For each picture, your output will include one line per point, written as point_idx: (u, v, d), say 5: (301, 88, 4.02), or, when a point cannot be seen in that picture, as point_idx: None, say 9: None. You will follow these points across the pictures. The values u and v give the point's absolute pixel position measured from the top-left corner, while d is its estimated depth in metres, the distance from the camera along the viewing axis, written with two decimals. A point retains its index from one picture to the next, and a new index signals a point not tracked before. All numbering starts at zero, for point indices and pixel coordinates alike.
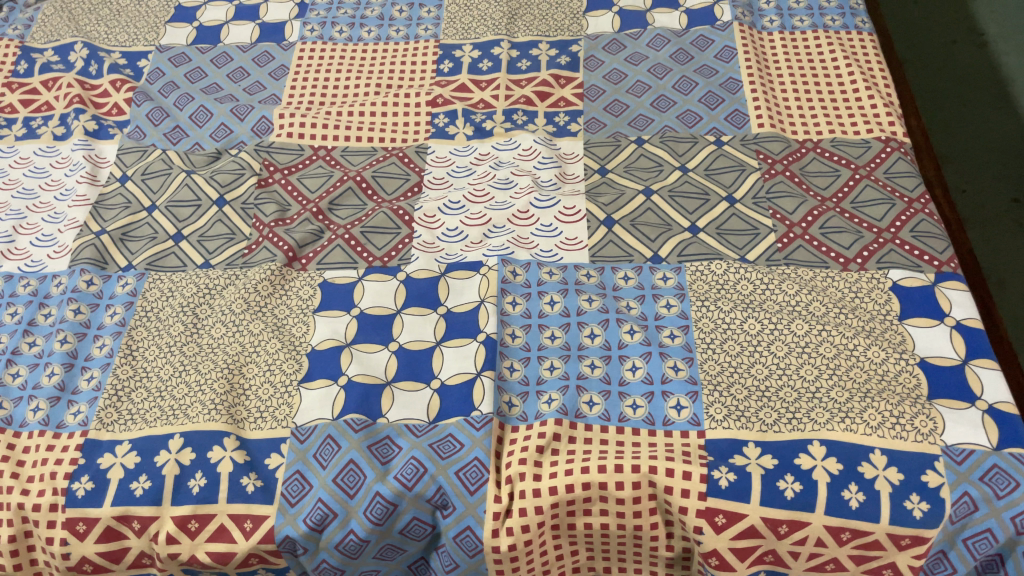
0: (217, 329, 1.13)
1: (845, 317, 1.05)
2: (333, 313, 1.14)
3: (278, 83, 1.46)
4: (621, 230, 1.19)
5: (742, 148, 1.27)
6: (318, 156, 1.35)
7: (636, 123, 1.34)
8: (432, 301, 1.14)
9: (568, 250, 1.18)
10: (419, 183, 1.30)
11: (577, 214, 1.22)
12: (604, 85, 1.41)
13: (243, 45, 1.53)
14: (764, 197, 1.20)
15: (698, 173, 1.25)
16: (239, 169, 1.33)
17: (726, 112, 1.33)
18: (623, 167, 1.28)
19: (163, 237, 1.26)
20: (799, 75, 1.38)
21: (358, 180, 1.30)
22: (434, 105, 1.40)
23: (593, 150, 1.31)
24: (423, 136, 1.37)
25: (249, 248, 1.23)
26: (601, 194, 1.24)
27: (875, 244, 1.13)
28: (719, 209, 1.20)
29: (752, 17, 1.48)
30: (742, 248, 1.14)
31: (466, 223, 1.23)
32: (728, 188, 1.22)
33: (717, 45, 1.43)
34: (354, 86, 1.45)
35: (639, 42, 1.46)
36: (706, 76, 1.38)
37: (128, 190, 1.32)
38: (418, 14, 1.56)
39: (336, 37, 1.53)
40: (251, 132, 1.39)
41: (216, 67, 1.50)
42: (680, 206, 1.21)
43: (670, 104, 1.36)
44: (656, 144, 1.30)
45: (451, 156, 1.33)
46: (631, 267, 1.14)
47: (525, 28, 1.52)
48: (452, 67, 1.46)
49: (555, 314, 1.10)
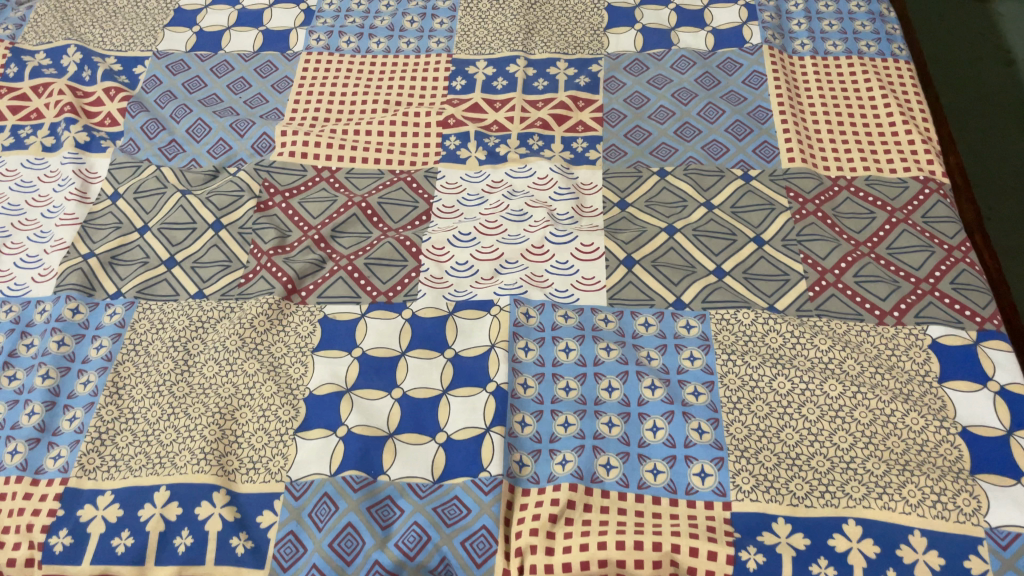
0: (209, 368, 1.06)
1: (881, 378, 0.99)
2: (334, 353, 1.07)
3: (281, 97, 1.38)
4: (642, 271, 1.12)
5: (771, 185, 1.20)
6: (321, 178, 1.28)
7: (658, 152, 1.27)
8: (439, 343, 1.07)
9: (585, 291, 1.11)
10: (428, 212, 1.22)
11: (594, 251, 1.14)
12: (624, 109, 1.33)
13: (245, 53, 1.46)
14: (795, 239, 1.13)
15: (724, 211, 1.18)
16: (237, 190, 1.25)
17: (755, 143, 1.26)
18: (644, 201, 1.20)
19: (155, 262, 1.18)
20: (832, 105, 1.31)
21: (363, 206, 1.23)
22: (445, 126, 1.32)
23: (612, 180, 1.24)
24: (432, 158, 1.29)
25: (247, 278, 1.16)
26: (621, 230, 1.16)
27: (913, 296, 1.07)
28: (746, 250, 1.13)
29: (782, 39, 1.41)
30: (770, 296, 1.07)
31: (476, 257, 1.16)
32: (756, 228, 1.15)
33: (745, 70, 1.36)
34: (361, 102, 1.37)
35: (662, 64, 1.39)
36: (733, 103, 1.31)
37: (119, 209, 1.25)
38: (429, 25, 1.48)
39: (343, 48, 1.45)
40: (250, 149, 1.31)
41: (216, 76, 1.43)
42: (705, 246, 1.13)
43: (695, 132, 1.28)
44: (679, 177, 1.22)
45: (462, 183, 1.26)
46: (652, 313, 1.07)
47: (542, 43, 1.44)
48: (464, 85, 1.38)
49: (570, 362, 1.03)
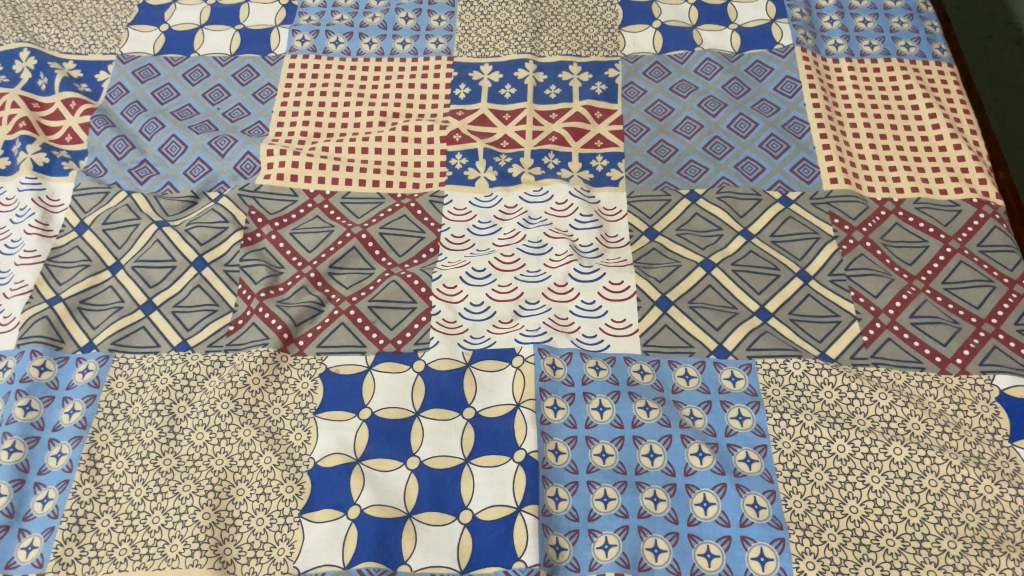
0: (198, 435, 0.94)
1: (949, 439, 0.90)
2: (339, 415, 0.95)
3: (265, 108, 1.25)
4: (678, 313, 1.01)
5: (813, 210, 1.10)
6: (314, 204, 1.15)
7: (687, 171, 1.15)
8: (457, 401, 0.96)
9: (616, 336, 1.00)
10: (436, 243, 1.11)
11: (624, 289, 1.03)
12: (646, 120, 1.21)
13: (221, 56, 1.31)
14: (843, 274, 1.03)
15: (763, 241, 1.07)
16: (220, 221, 1.12)
17: (792, 161, 1.15)
18: (675, 229, 1.09)
19: (130, 307, 1.06)
20: (872, 116, 1.20)
21: (363, 238, 1.11)
22: (450, 142, 1.20)
23: (638, 205, 1.13)
24: (437, 180, 1.17)
25: (235, 325, 1.03)
26: (652, 265, 1.06)
27: (976, 339, 0.97)
28: (791, 287, 1.03)
29: (814, 39, 1.29)
30: (821, 342, 0.98)
31: (493, 297, 1.05)
32: (800, 261, 1.05)
33: (777, 75, 1.24)
34: (354, 115, 1.24)
35: (685, 68, 1.27)
36: (766, 114, 1.20)
37: (88, 244, 1.12)
38: (426, 23, 1.34)
39: (331, 51, 1.31)
40: (233, 171, 1.18)
41: (190, 84, 1.28)
42: (746, 283, 1.03)
43: (725, 148, 1.17)
44: (711, 201, 1.11)
45: (472, 208, 1.14)
46: (692, 362, 0.97)
47: (552, 43, 1.31)
48: (468, 93, 1.25)
49: (605, 424, 0.92)
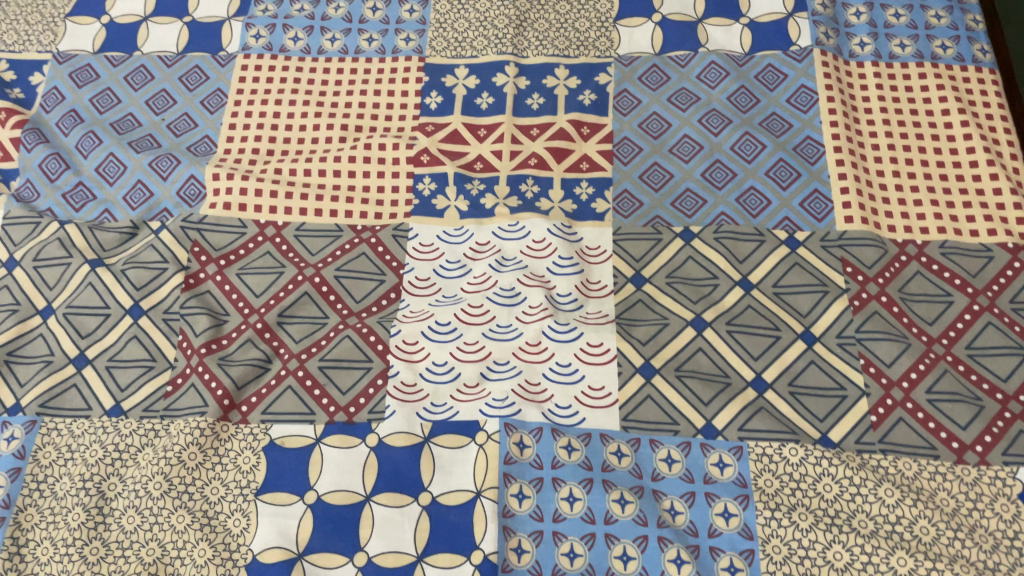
0: (128, 519, 0.86)
1: (961, 546, 0.79)
2: (282, 498, 0.86)
3: (213, 119, 1.11)
4: (663, 383, 0.90)
5: (822, 256, 0.97)
6: (264, 237, 1.03)
7: (682, 204, 1.02)
8: (412, 484, 0.86)
9: (592, 408, 0.90)
10: (397, 288, 0.99)
11: (603, 351, 0.92)
12: (639, 139, 1.07)
13: (167, 55, 1.17)
14: (852, 337, 0.91)
15: (764, 293, 0.95)
16: (159, 260, 1.01)
17: (802, 194, 1.01)
18: (665, 276, 0.97)
19: (61, 362, 0.96)
20: (898, 135, 1.05)
21: (317, 282, 0.99)
22: (417, 164, 1.07)
23: (625, 244, 1.00)
24: (402, 210, 1.05)
25: (173, 386, 0.94)
26: (636, 322, 0.94)
27: (1000, 422, 0.86)
28: (792, 352, 0.91)
29: (837, 37, 1.13)
30: (822, 423, 0.87)
31: (458, 356, 0.94)
32: (804, 319, 0.93)
33: (791, 84, 1.09)
34: (312, 128, 1.10)
35: (686, 72, 1.11)
36: (775, 134, 1.05)
37: (16, 283, 1.01)
38: (396, 14, 1.19)
39: (289, 48, 1.16)
40: (176, 197, 1.05)
41: (132, 88, 1.14)
42: (741, 347, 0.91)
43: (727, 176, 1.03)
44: (708, 242, 0.98)
45: (440, 244, 1.02)
46: (676, 443, 0.87)
47: (537, 40, 1.16)
48: (440, 103, 1.11)
49: (575, 518, 0.83)
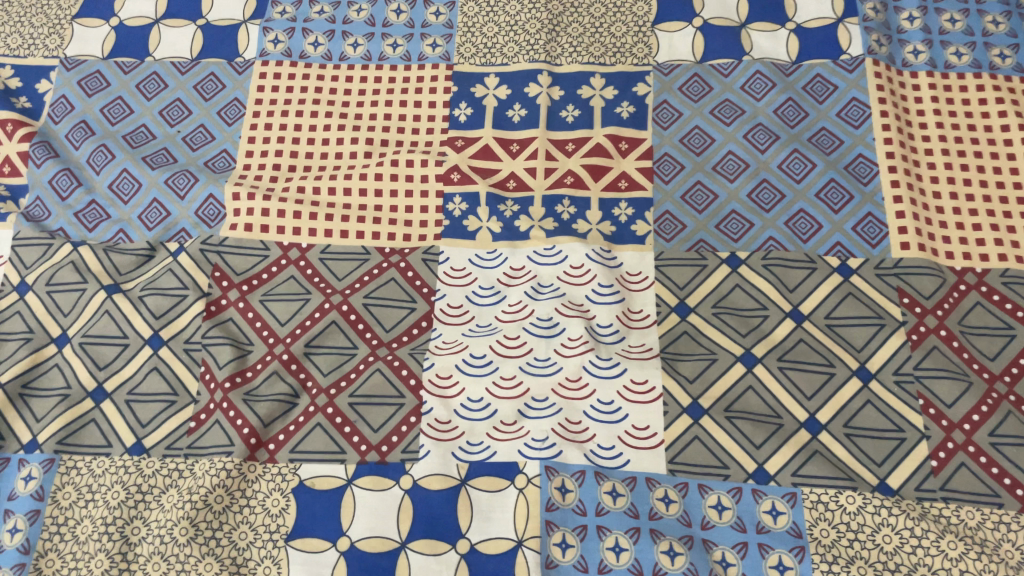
0: (154, 566, 0.82)
1: None
2: (314, 545, 0.83)
3: (232, 132, 1.06)
4: (712, 423, 0.86)
5: (877, 285, 0.92)
6: (288, 260, 0.98)
7: (728, 227, 0.97)
8: (450, 531, 0.83)
9: (637, 449, 0.86)
10: (428, 316, 0.95)
11: (648, 389, 0.88)
12: (681, 155, 1.02)
13: (180, 61, 1.11)
14: (910, 374, 0.87)
15: (816, 325, 0.90)
16: (178, 286, 0.96)
17: (855, 217, 0.96)
18: (711, 306, 0.92)
19: (78, 396, 0.92)
20: (955, 153, 0.99)
21: (344, 310, 0.95)
22: (447, 182, 1.01)
23: (668, 270, 0.95)
24: (432, 231, 1.00)
25: (197, 422, 0.90)
26: (682, 357, 0.89)
27: None
28: (847, 390, 0.87)
29: (889, 44, 1.07)
30: (880, 468, 0.83)
31: (494, 392, 0.90)
32: (859, 355, 0.89)
33: (841, 96, 1.03)
34: (335, 142, 1.04)
35: (729, 83, 1.05)
36: (825, 151, 1.00)
37: (28, 309, 0.96)
38: (422, 17, 1.13)
39: (309, 54, 1.10)
40: (195, 217, 1.00)
41: (145, 98, 1.09)
42: (794, 384, 0.87)
43: (775, 197, 0.98)
44: (756, 270, 0.94)
45: (472, 268, 0.97)
46: (727, 488, 0.83)
47: (571, 46, 1.10)
48: (470, 115, 1.06)
49: (622, 569, 0.79)
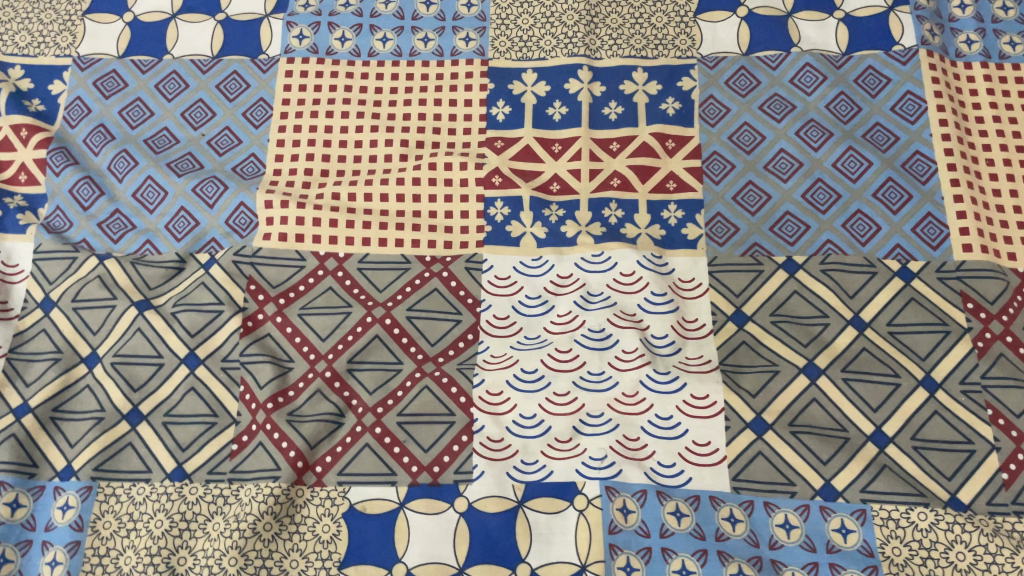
0: None
1: None
2: (368, 572, 0.80)
3: (259, 135, 1.01)
4: (776, 439, 0.83)
5: (940, 289, 0.89)
6: (325, 271, 0.94)
7: (783, 230, 0.93)
8: (509, 555, 0.80)
9: (699, 466, 0.83)
10: (475, 328, 0.91)
11: (709, 404, 0.85)
12: (731, 153, 0.98)
13: (200, 59, 1.05)
14: (978, 383, 0.84)
15: (878, 333, 0.87)
16: (213, 301, 0.92)
17: (914, 218, 0.92)
18: (769, 314, 0.89)
19: (112, 419, 0.88)
20: (1014, 148, 0.96)
21: (387, 323, 0.91)
22: (488, 186, 0.98)
23: (722, 276, 0.92)
24: (474, 238, 0.96)
25: (239, 444, 0.86)
26: (742, 369, 0.87)
27: None
28: (914, 401, 0.84)
29: (941, 34, 1.03)
30: (951, 482, 0.81)
31: (548, 408, 0.86)
32: (924, 363, 0.86)
33: (896, 89, 0.99)
34: (369, 144, 1.00)
35: (778, 76, 1.01)
36: (881, 148, 0.96)
37: (55, 327, 0.92)
38: (453, 9, 1.08)
39: (336, 50, 1.05)
40: (225, 227, 0.96)
41: (165, 99, 1.03)
42: (858, 396, 0.84)
43: (830, 198, 0.94)
44: (814, 275, 0.90)
45: (517, 276, 0.93)
46: (794, 506, 0.81)
47: (610, 38, 1.05)
48: (508, 114, 1.01)
49: None
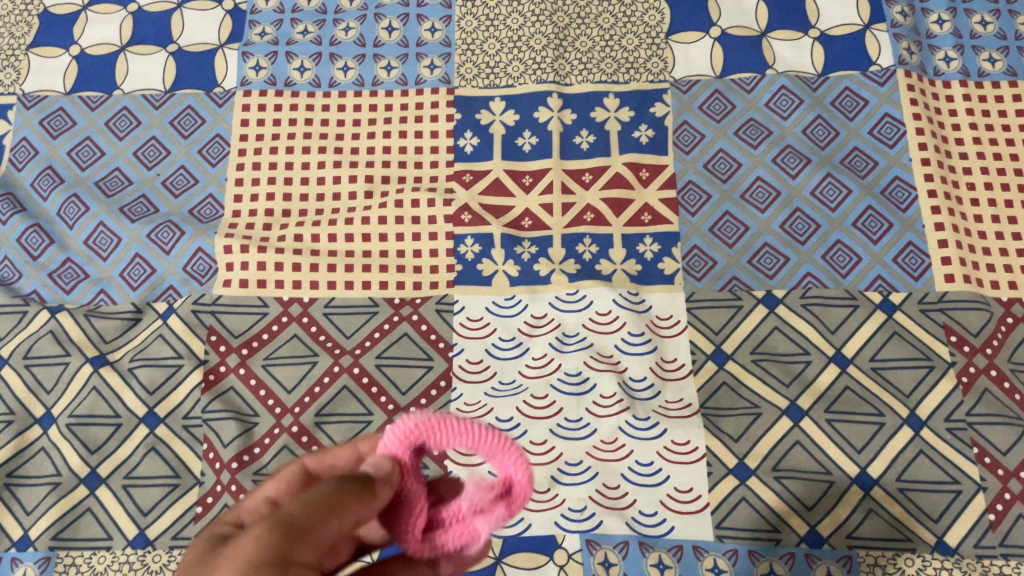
0: None
1: None
2: None
3: (216, 173, 0.97)
4: (760, 484, 0.81)
5: (922, 322, 0.87)
6: (289, 317, 0.90)
7: (761, 263, 0.91)
8: None
9: (681, 514, 0.80)
10: (447, 374, 0.87)
11: (691, 449, 0.83)
12: (706, 182, 0.95)
13: (153, 94, 1.01)
14: (962, 420, 0.82)
15: (861, 369, 0.85)
16: (172, 355, 0.88)
17: (895, 247, 0.90)
18: (749, 352, 0.87)
19: (70, 483, 0.83)
20: (994, 172, 0.94)
21: (355, 372, 0.87)
22: (457, 223, 0.94)
23: (701, 313, 0.89)
24: (444, 278, 0.92)
25: (202, 505, 0.81)
26: (724, 412, 0.84)
27: None
28: (898, 441, 0.82)
29: (919, 52, 1.01)
30: (938, 525, 0.78)
31: (526, 458, 0.83)
32: (908, 400, 0.84)
33: (873, 112, 0.97)
34: (332, 181, 0.96)
35: (753, 99, 0.99)
36: (859, 175, 0.94)
37: (6, 387, 0.87)
38: (416, 34, 1.04)
39: (295, 80, 1.01)
40: (183, 273, 0.92)
41: (116, 138, 0.99)
42: (842, 437, 0.82)
43: (809, 228, 0.92)
44: (794, 310, 0.88)
45: (490, 317, 0.90)
46: (779, 554, 0.78)
47: (580, 62, 1.02)
48: (477, 145, 0.98)
49: None
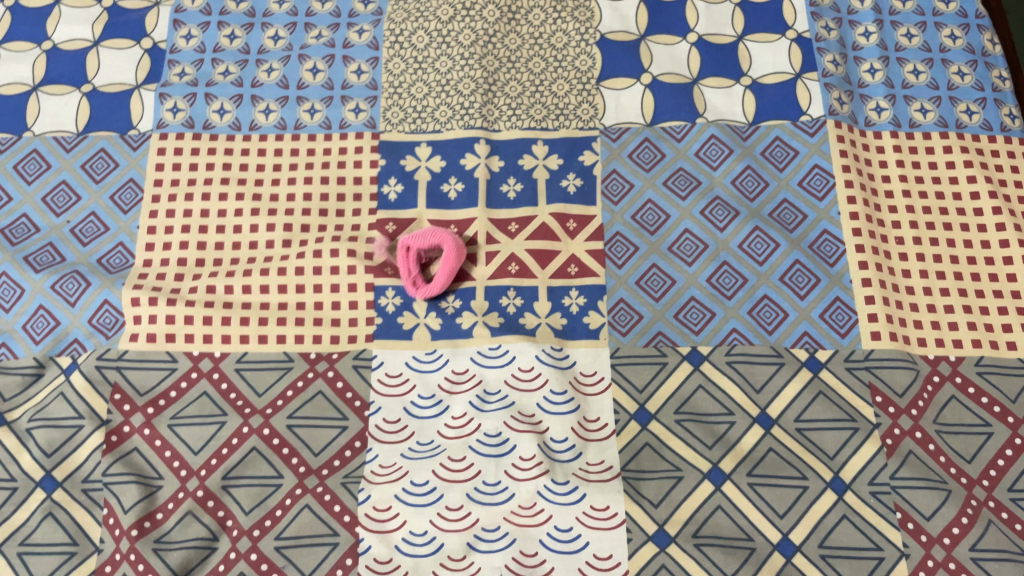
0: None
1: None
2: None
3: (128, 220, 0.93)
4: (679, 552, 0.78)
5: (847, 381, 0.85)
6: (199, 373, 0.86)
7: (687, 317, 0.89)
8: None
9: None
10: (362, 434, 0.83)
11: (610, 515, 0.80)
12: (634, 234, 0.93)
13: (64, 136, 0.97)
14: (887, 484, 0.80)
15: (787, 429, 0.83)
16: (73, 415, 0.84)
17: (822, 303, 0.89)
18: (673, 412, 0.85)
19: None
20: (924, 226, 0.93)
21: (265, 433, 0.83)
22: (378, 273, 0.91)
23: (625, 370, 0.86)
24: (362, 332, 0.88)
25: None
26: (646, 475, 0.82)
27: None
28: (821, 505, 0.80)
29: (851, 101, 1.00)
30: None
31: (440, 524, 0.79)
32: (833, 464, 0.82)
33: (803, 162, 0.95)
34: (249, 229, 0.93)
35: (683, 148, 0.97)
36: (788, 228, 0.93)
37: None
38: (342, 76, 1.01)
39: (214, 123, 0.98)
40: (89, 327, 0.88)
41: (24, 181, 0.95)
42: (766, 502, 0.80)
43: (736, 282, 0.90)
44: (719, 368, 0.86)
45: (408, 372, 0.86)
46: None
47: (509, 108, 1.00)
48: (401, 193, 0.95)
49: None
